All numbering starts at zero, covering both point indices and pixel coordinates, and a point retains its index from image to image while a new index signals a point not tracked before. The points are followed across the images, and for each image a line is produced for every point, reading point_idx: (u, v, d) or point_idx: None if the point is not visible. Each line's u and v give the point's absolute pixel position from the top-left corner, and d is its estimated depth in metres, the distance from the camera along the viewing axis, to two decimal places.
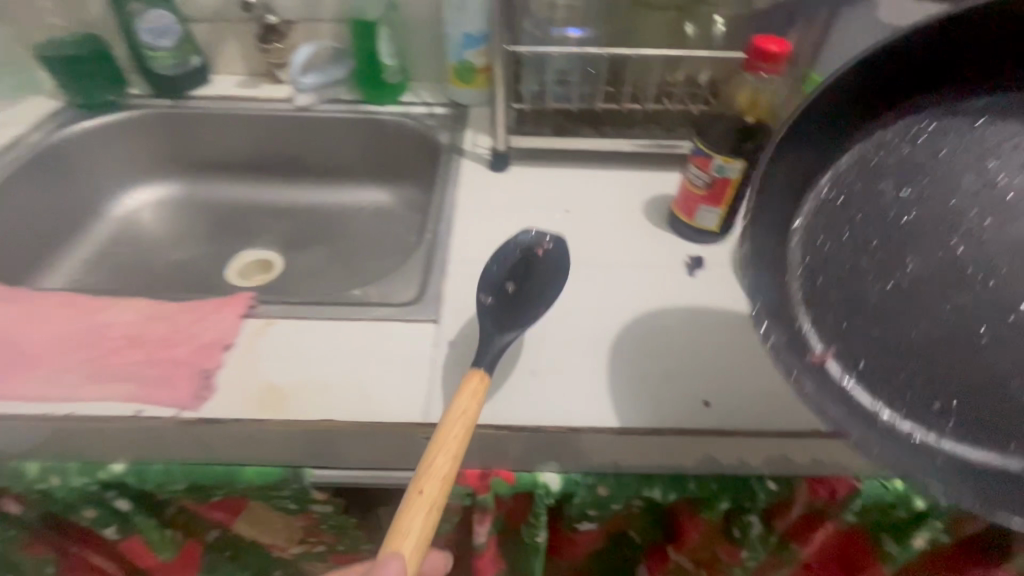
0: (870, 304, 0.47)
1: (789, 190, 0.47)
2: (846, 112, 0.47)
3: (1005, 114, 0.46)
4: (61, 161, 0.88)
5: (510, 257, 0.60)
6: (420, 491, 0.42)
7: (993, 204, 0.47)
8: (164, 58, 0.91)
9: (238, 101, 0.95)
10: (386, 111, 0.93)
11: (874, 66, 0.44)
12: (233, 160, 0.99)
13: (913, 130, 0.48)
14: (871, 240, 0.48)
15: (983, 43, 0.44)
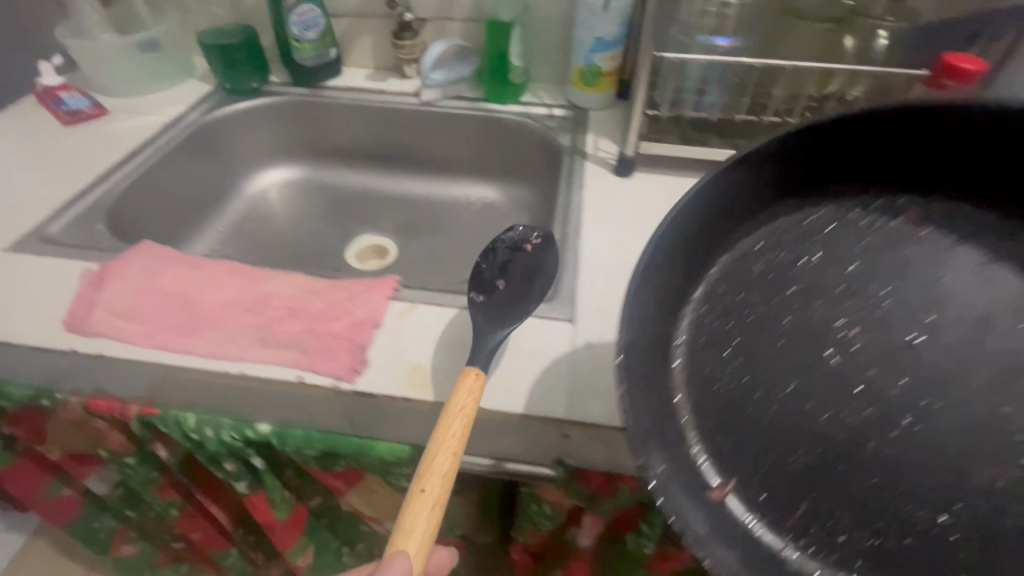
0: (753, 437, 0.44)
1: (666, 299, 0.47)
2: (732, 214, 0.50)
3: (850, 221, 0.52)
4: (210, 140, 0.95)
5: (499, 256, 0.61)
6: (423, 489, 0.42)
7: (865, 316, 0.48)
8: (307, 49, 0.96)
9: (369, 93, 1.00)
10: (509, 110, 0.95)
11: (733, 182, 0.48)
12: (355, 148, 1.04)
13: (773, 243, 0.51)
14: (746, 367, 0.47)
15: (826, 154, 0.50)
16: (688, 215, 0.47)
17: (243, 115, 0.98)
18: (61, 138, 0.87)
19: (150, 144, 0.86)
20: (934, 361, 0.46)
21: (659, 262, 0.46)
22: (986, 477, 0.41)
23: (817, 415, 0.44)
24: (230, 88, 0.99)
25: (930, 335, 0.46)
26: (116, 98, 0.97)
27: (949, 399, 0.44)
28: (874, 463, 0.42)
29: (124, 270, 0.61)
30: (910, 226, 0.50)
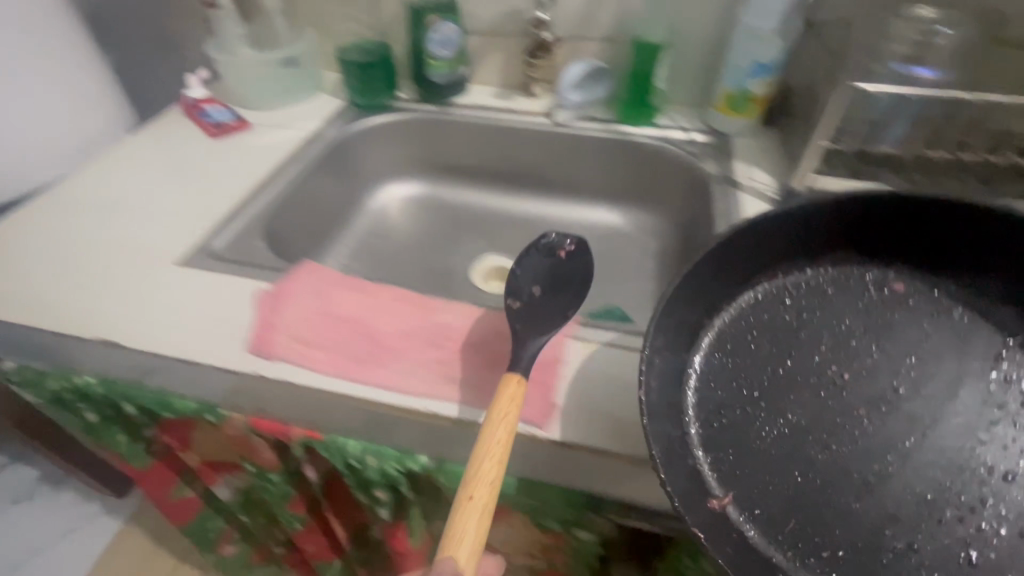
0: (745, 461, 0.49)
1: (680, 335, 0.52)
2: (748, 265, 0.55)
3: (846, 281, 0.57)
4: (343, 155, 0.96)
5: (535, 263, 0.61)
6: (472, 496, 0.44)
7: (852, 365, 0.53)
8: (441, 67, 0.95)
9: (498, 112, 0.98)
10: (644, 134, 0.92)
11: (758, 235, 0.53)
12: (479, 167, 1.03)
13: (780, 296, 0.57)
14: (751, 402, 0.52)
15: (842, 225, 0.55)
16: (715, 259, 0.52)
17: (375, 130, 0.99)
18: (208, 152, 0.88)
19: (293, 160, 0.87)
20: (914, 409, 0.50)
21: (679, 301, 0.50)
22: (945, 508, 0.45)
23: (800, 442, 0.49)
24: (361, 104, 0.99)
25: (911, 387, 0.51)
26: (253, 112, 0.99)
27: (919, 439, 0.49)
28: (844, 487, 0.47)
29: (293, 292, 0.62)
30: (903, 295, 0.56)
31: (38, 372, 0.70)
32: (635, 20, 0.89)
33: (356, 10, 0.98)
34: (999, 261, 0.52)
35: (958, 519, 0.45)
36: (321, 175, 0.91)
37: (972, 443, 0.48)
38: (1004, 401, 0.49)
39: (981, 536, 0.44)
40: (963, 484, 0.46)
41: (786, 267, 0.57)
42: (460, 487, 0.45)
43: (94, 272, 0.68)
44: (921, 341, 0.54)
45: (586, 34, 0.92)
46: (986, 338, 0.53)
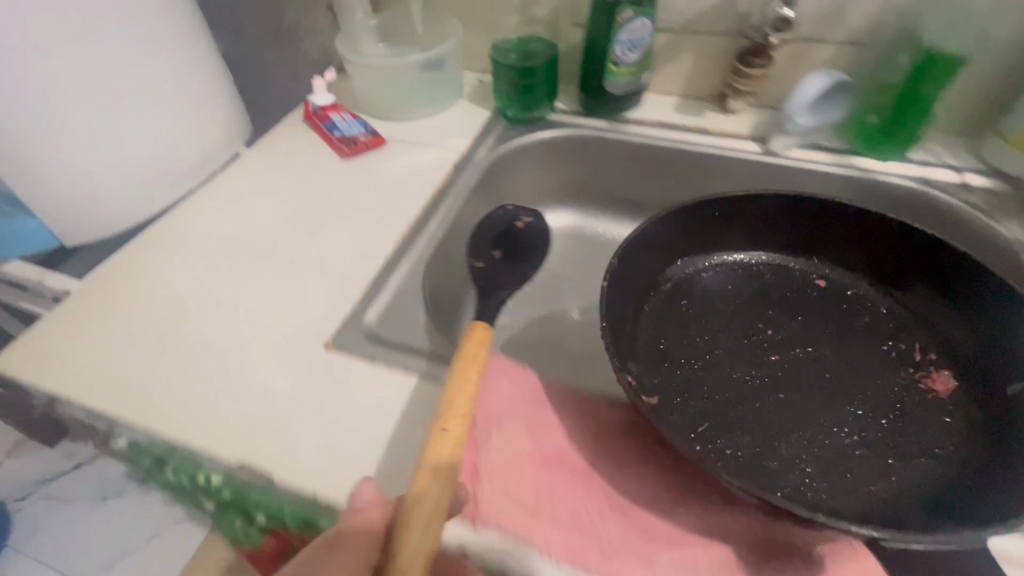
0: (676, 380, 0.57)
1: (643, 279, 0.62)
2: (706, 233, 0.66)
3: (782, 264, 0.67)
4: (493, 183, 0.78)
5: (493, 229, 0.67)
6: (445, 427, 0.41)
7: (776, 322, 0.62)
8: (624, 74, 0.75)
9: (687, 133, 0.78)
10: (895, 172, 0.70)
11: (718, 210, 0.64)
12: (650, 198, 0.83)
13: (727, 269, 0.68)
14: (691, 339, 0.61)
15: (789, 217, 0.65)
16: (679, 225, 0.63)
17: (531, 149, 0.80)
18: (343, 184, 0.73)
19: (448, 194, 0.70)
20: (829, 360, 0.58)
21: (649, 246, 0.61)
22: (831, 426, 0.52)
23: (712, 372, 0.57)
24: (513, 116, 0.82)
25: (817, 346, 0.59)
26: (385, 124, 0.82)
27: (818, 386, 0.56)
28: (742, 403, 0.54)
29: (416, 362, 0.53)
30: (821, 294, 0.64)
31: (151, 467, 0.56)
32: (904, 18, 0.66)
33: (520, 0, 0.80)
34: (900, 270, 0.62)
35: (833, 439, 0.51)
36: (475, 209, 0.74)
37: (856, 391, 0.55)
38: (884, 372, 0.57)
39: (855, 456, 0.50)
40: (841, 419, 0.53)
41: (732, 249, 0.68)
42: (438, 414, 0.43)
43: (228, 357, 0.53)
44: (822, 317, 0.62)
45: (825, 35, 0.70)
46: (877, 332, 0.61)
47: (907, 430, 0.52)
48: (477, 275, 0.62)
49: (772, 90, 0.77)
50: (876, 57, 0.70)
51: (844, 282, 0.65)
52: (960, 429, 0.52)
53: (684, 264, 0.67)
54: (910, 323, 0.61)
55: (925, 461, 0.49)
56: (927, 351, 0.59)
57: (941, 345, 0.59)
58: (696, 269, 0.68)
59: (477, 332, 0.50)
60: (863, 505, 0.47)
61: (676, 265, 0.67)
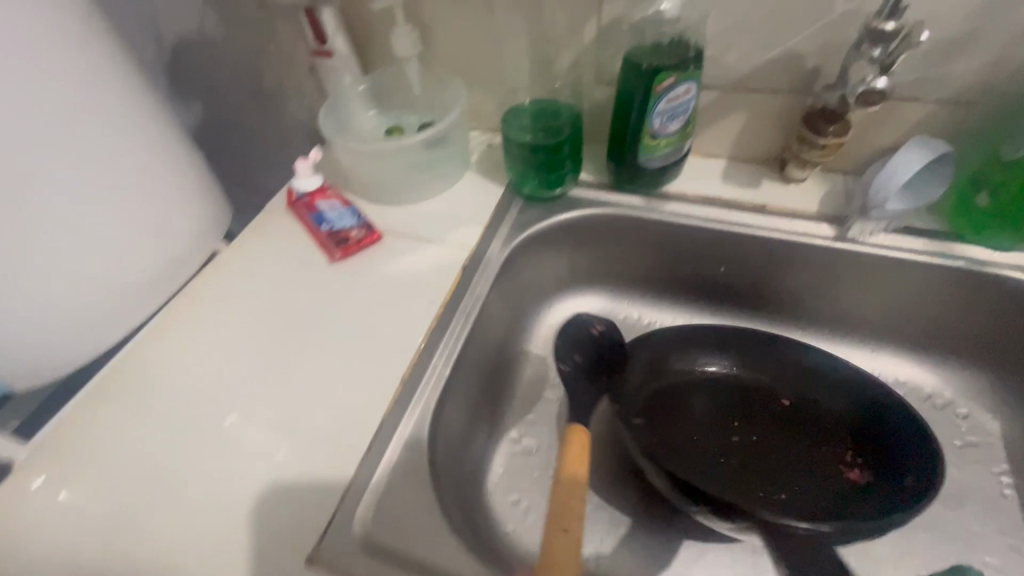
0: (679, 437, 0.62)
1: (647, 358, 0.67)
2: (677, 345, 0.68)
3: (753, 364, 0.67)
4: (509, 279, 0.66)
5: (569, 336, 0.65)
6: (566, 529, 0.43)
7: (763, 395, 0.65)
8: (662, 147, 0.62)
9: (741, 211, 0.65)
10: (1013, 264, 0.56)
11: (677, 334, 0.67)
12: (695, 282, 0.71)
13: (710, 364, 0.67)
14: (697, 405, 0.65)
15: (744, 337, 0.67)
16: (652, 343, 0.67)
17: (553, 233, 0.69)
18: (333, 298, 0.62)
19: (458, 309, 0.59)
20: (799, 435, 0.62)
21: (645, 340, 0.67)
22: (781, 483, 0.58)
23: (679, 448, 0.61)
24: (529, 194, 0.69)
25: (791, 418, 0.63)
26: (381, 210, 0.70)
27: (768, 467, 0.59)
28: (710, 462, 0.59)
29: (423, 537, 0.46)
30: (788, 404, 0.64)
31: None
32: None
33: (534, 58, 0.67)
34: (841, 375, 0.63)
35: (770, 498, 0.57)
36: (489, 319, 0.63)
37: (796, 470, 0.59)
38: (809, 467, 0.59)
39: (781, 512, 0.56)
40: (776, 483, 0.58)
41: (711, 354, 0.68)
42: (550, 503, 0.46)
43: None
44: (778, 414, 0.64)
45: (920, 94, 0.56)
46: (818, 439, 0.61)
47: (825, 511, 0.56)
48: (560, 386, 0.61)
49: (846, 154, 0.63)
50: (986, 117, 0.56)
51: (806, 407, 0.64)
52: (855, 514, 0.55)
53: (677, 360, 0.67)
54: (849, 429, 0.62)
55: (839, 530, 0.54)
56: (859, 456, 0.60)
57: (870, 457, 0.59)
58: (688, 365, 0.67)
59: (575, 437, 0.51)
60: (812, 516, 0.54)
61: (669, 362, 0.67)
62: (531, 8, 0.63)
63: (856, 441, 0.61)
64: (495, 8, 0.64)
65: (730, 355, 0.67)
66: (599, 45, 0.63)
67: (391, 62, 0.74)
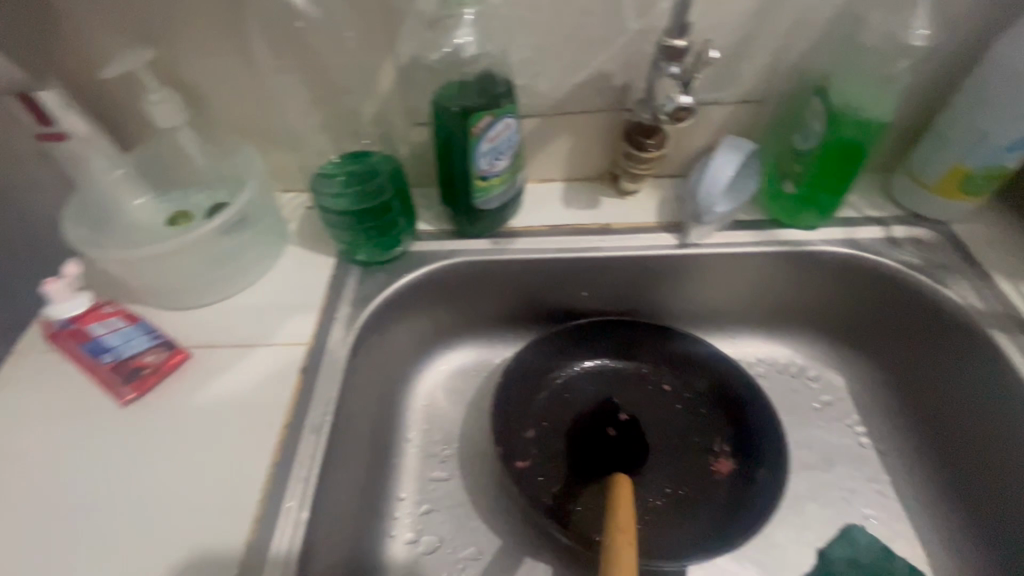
0: (560, 458, 0.60)
1: (522, 379, 0.64)
2: (552, 353, 0.66)
3: (627, 357, 0.67)
4: (362, 364, 0.57)
5: (511, 403, 0.63)
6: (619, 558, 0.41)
7: (641, 391, 0.65)
8: (496, 186, 0.58)
9: (587, 235, 0.63)
10: (824, 240, 0.61)
11: (548, 343, 0.66)
12: (561, 310, 0.69)
13: (590, 365, 0.67)
14: (583, 418, 0.63)
15: (613, 332, 0.67)
16: (524, 361, 0.64)
17: (400, 299, 0.61)
18: (134, 451, 0.48)
19: (303, 426, 0.48)
20: (676, 424, 0.62)
21: (520, 367, 0.64)
22: (660, 486, 0.57)
23: (559, 461, 0.60)
24: (365, 260, 0.61)
25: (669, 406, 0.63)
26: (184, 316, 0.57)
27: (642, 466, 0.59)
28: (588, 474, 0.58)
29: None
30: (667, 392, 0.64)
31: None
32: (799, 69, 0.56)
33: (332, 109, 0.59)
34: (704, 353, 0.64)
35: (646, 500, 0.56)
36: (347, 420, 0.53)
37: (667, 468, 0.58)
38: (685, 460, 0.59)
39: (649, 516, 0.55)
40: (647, 484, 0.57)
41: (588, 356, 0.67)
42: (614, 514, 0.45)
43: None
44: (653, 406, 0.63)
45: (717, 98, 0.59)
46: (695, 423, 0.62)
47: (692, 504, 0.56)
48: (525, 462, 0.59)
49: (669, 160, 0.65)
50: (779, 112, 0.59)
51: (682, 389, 0.64)
52: (721, 503, 0.56)
53: (557, 372, 0.66)
54: (722, 409, 0.62)
55: (700, 530, 0.54)
56: (730, 440, 0.60)
57: (741, 437, 0.59)
58: (567, 375, 0.66)
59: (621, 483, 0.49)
60: (687, 537, 0.54)
61: (550, 376, 0.66)
62: (313, 56, 0.54)
63: (728, 419, 0.61)
64: (268, 59, 0.54)
65: (606, 353, 0.67)
66: (400, 86, 0.57)
67: (156, 134, 0.60)
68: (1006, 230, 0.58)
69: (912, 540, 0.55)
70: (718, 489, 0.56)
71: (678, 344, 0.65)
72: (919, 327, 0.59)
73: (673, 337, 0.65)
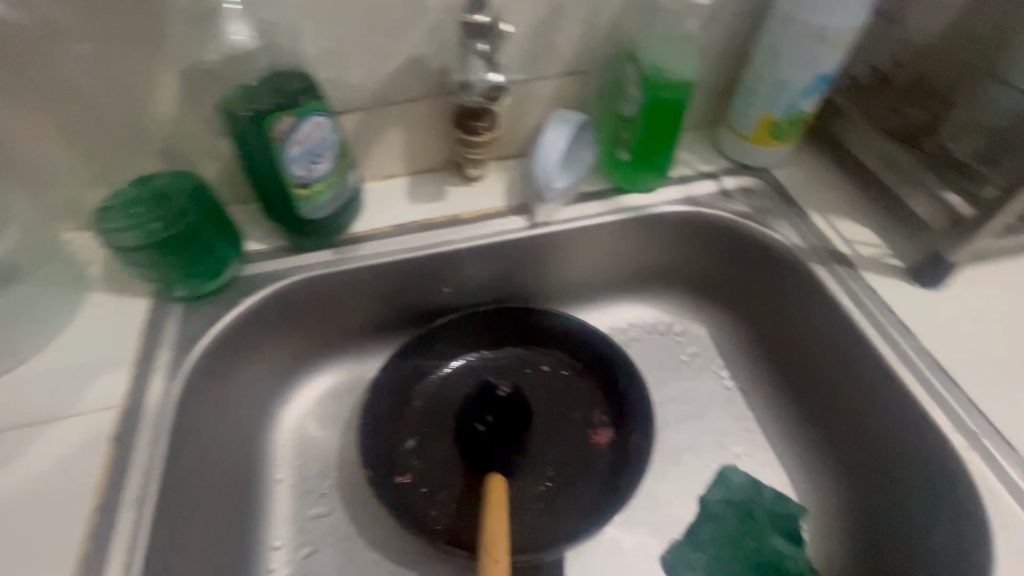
0: (443, 465, 0.57)
1: (392, 390, 0.60)
2: (423, 357, 0.63)
3: (502, 345, 0.65)
4: (196, 414, 0.50)
5: (382, 419, 0.59)
6: (496, 560, 0.42)
7: (519, 377, 0.63)
8: (322, 191, 0.52)
9: (435, 228, 0.60)
10: (664, 200, 0.62)
11: (417, 347, 0.62)
12: (426, 309, 0.65)
13: (466, 361, 0.64)
14: (461, 417, 0.60)
15: (483, 323, 0.64)
16: (393, 371, 0.61)
17: (237, 331, 0.55)
18: None
19: (119, 503, 0.42)
20: (556, 405, 0.61)
21: (388, 379, 0.60)
22: (545, 471, 0.57)
23: (442, 469, 0.57)
24: (187, 294, 0.53)
25: (550, 386, 0.62)
26: None
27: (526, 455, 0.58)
28: (471, 475, 0.56)
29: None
30: (544, 373, 0.63)
31: None
32: (610, 35, 0.56)
33: (108, 129, 0.50)
34: (574, 330, 0.63)
35: (531, 489, 0.56)
36: (184, 482, 0.47)
37: (551, 450, 0.58)
38: (568, 439, 0.59)
39: (536, 505, 0.55)
40: (532, 472, 0.57)
41: (461, 351, 0.64)
42: (488, 490, 0.47)
43: None
44: (532, 389, 0.62)
45: (540, 72, 0.57)
46: (574, 399, 0.61)
47: (576, 481, 0.56)
48: (406, 477, 0.56)
49: (509, 140, 0.63)
50: (603, 80, 0.59)
51: (559, 368, 0.63)
52: (604, 476, 0.56)
53: (431, 374, 0.63)
54: (597, 380, 0.62)
55: (587, 506, 0.54)
56: (607, 411, 0.60)
57: (616, 405, 0.60)
58: (443, 375, 0.63)
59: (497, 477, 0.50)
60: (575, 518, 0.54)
61: (424, 380, 0.62)
62: (60, 71, 0.45)
63: (604, 390, 0.61)
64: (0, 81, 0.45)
65: (481, 345, 0.65)
66: (185, 95, 0.49)
67: None
68: (819, 166, 0.63)
69: (778, 469, 0.58)
70: (600, 462, 0.57)
71: (549, 324, 0.64)
72: (756, 270, 0.62)
73: (543, 316, 0.64)
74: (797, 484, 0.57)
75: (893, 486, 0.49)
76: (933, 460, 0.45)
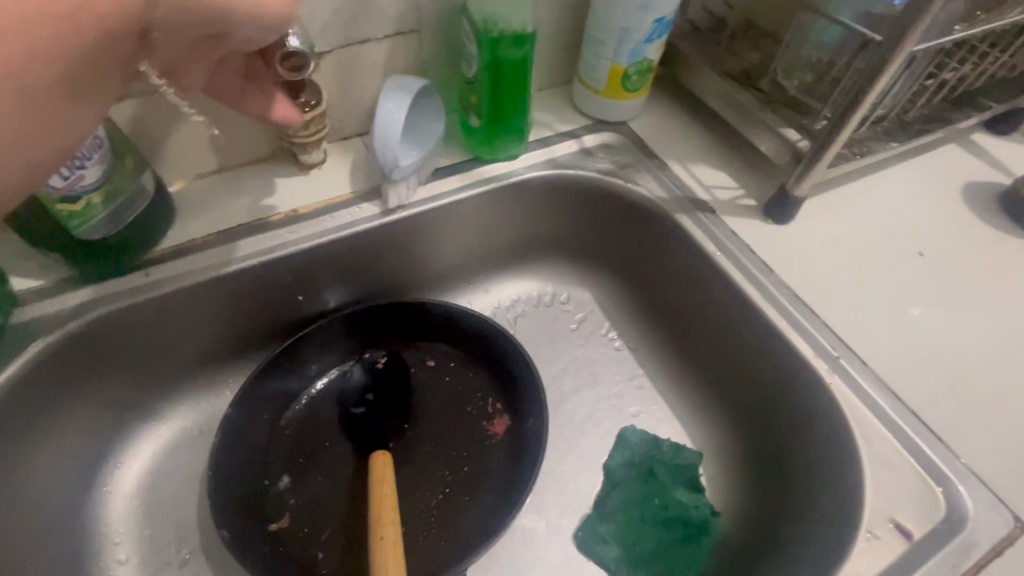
0: (323, 498, 0.50)
1: (250, 425, 0.51)
2: (285, 379, 0.54)
3: (377, 348, 0.58)
4: None
5: (243, 461, 0.50)
6: (382, 535, 0.41)
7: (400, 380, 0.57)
8: (99, 207, 0.42)
9: (272, 230, 0.51)
10: (526, 166, 0.58)
11: (275, 369, 0.53)
12: (281, 324, 0.56)
13: (338, 373, 0.57)
14: (340, 439, 0.53)
15: (351, 328, 0.57)
16: (249, 404, 0.52)
17: (13, 398, 0.43)
18: None
19: None
20: (446, 404, 0.56)
21: (245, 413, 0.51)
22: (440, 479, 0.52)
23: (322, 501, 0.50)
24: None
25: (435, 383, 0.57)
26: None
27: (417, 465, 0.53)
28: (358, 502, 0.50)
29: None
30: (429, 370, 0.58)
31: None
32: None
33: None
34: (454, 318, 0.58)
35: (427, 502, 0.51)
36: None
37: (445, 453, 0.53)
38: (462, 438, 0.54)
39: (433, 517, 0.51)
40: (426, 484, 0.52)
41: (331, 363, 0.57)
42: (372, 470, 0.46)
43: None
44: (418, 390, 0.57)
45: (365, 34, 0.50)
46: (464, 392, 0.57)
47: (474, 482, 0.52)
48: (280, 523, 0.49)
49: (346, 117, 0.55)
50: (440, 40, 0.54)
51: (444, 361, 0.58)
52: (502, 469, 0.53)
53: (299, 396, 0.55)
54: (487, 367, 0.58)
55: (491, 506, 0.51)
56: (500, 399, 0.56)
57: (509, 391, 0.56)
58: (313, 395, 0.55)
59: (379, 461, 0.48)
60: (478, 523, 0.50)
61: (292, 404, 0.54)
62: None
63: (494, 376, 0.57)
64: None
65: (353, 352, 0.58)
66: None
67: None
68: (671, 115, 0.63)
69: (672, 420, 0.58)
70: (498, 456, 0.53)
71: (425, 317, 0.58)
72: (625, 227, 0.61)
73: (418, 307, 0.57)
74: (690, 430, 0.58)
75: (774, 419, 0.50)
76: (804, 390, 0.46)
